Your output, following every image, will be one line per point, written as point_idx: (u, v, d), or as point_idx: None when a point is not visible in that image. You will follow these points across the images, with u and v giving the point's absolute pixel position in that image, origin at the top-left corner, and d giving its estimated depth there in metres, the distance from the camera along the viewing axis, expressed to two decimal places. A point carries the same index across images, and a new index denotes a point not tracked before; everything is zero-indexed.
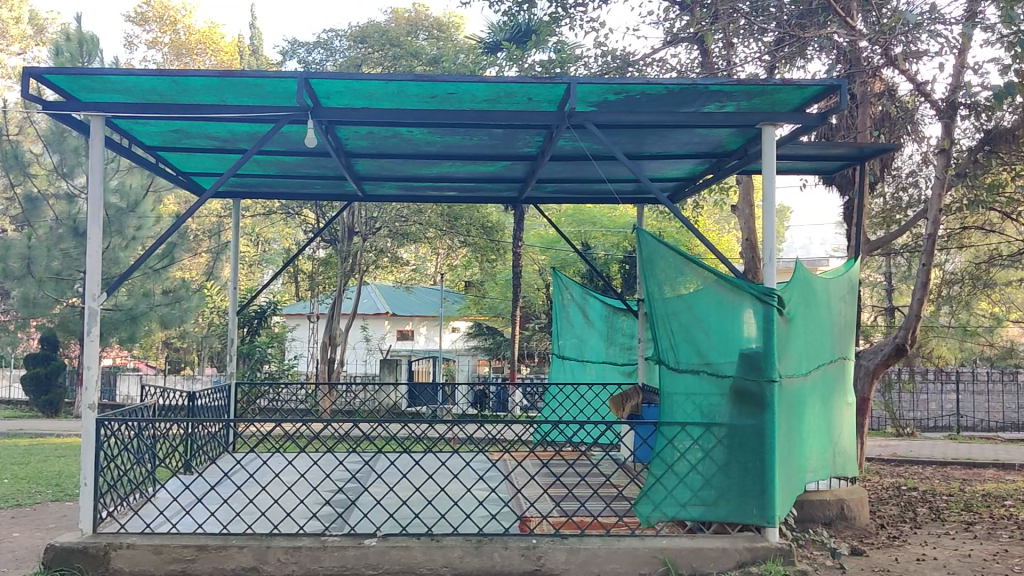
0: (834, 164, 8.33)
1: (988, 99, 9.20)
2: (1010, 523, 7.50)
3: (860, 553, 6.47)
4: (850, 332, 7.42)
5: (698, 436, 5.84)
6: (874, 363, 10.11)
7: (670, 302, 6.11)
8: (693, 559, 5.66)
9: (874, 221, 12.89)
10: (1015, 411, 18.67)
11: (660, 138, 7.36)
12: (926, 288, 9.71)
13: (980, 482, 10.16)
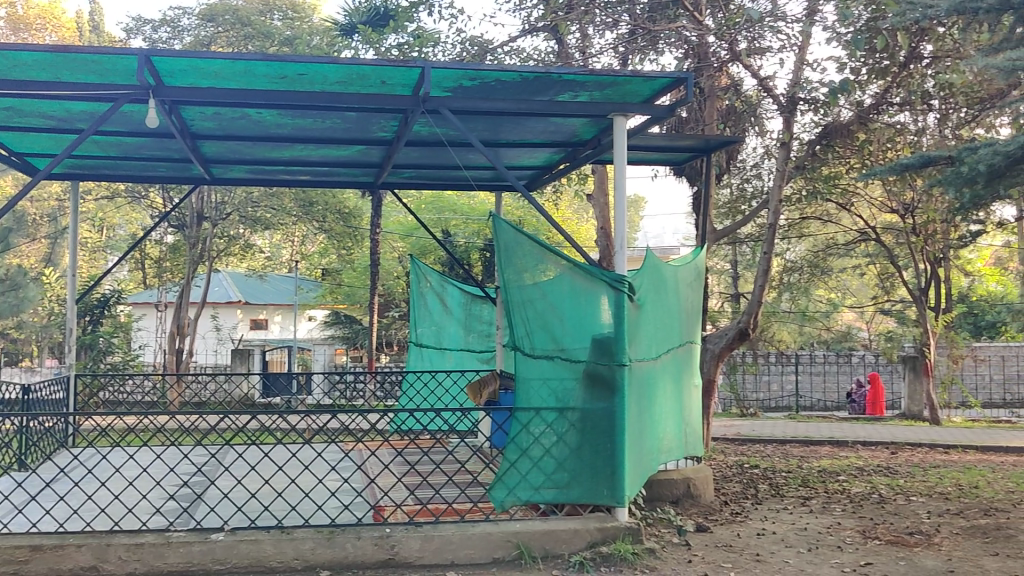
0: (682, 156, 8.56)
1: (824, 95, 9.69)
2: (843, 498, 7.94)
3: (704, 529, 6.71)
4: (697, 316, 7.66)
5: (551, 420, 5.93)
6: (719, 346, 10.43)
7: (526, 290, 6.25)
8: (546, 541, 5.74)
9: (721, 211, 13.35)
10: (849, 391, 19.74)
11: (516, 126, 7.40)
12: (767, 275, 10.12)
13: (816, 459, 10.70)
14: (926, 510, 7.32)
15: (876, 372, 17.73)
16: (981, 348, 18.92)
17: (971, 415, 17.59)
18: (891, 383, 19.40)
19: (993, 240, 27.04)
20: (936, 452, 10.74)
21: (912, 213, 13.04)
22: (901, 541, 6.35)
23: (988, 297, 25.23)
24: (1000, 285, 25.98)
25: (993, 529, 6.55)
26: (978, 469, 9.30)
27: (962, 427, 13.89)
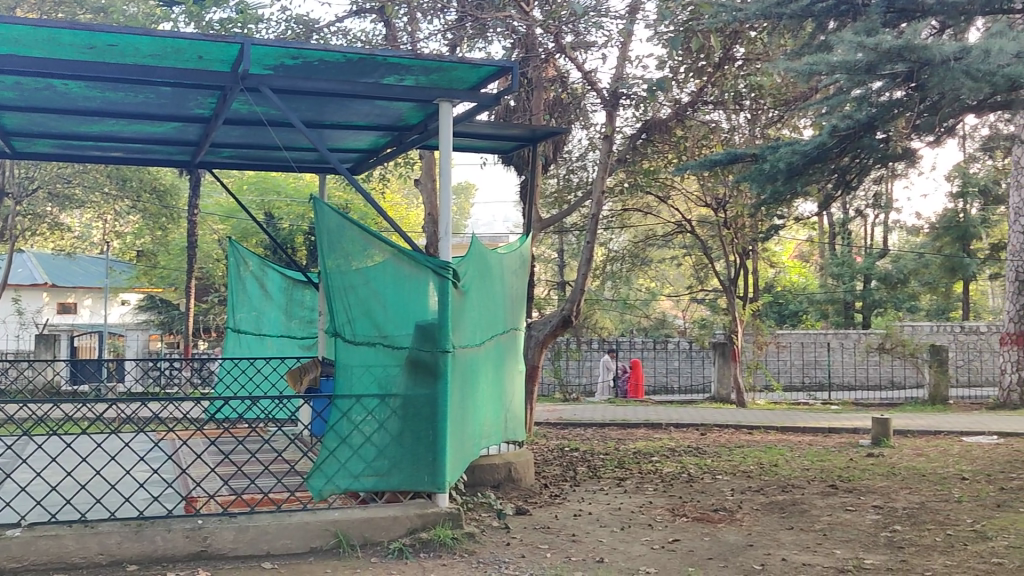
0: (508, 144, 8.66)
1: (644, 91, 10.02)
2: (656, 477, 8.28)
3: (523, 512, 6.84)
4: (521, 304, 7.78)
5: (373, 408, 5.84)
6: (543, 333, 10.52)
7: (349, 274, 6.06)
8: (365, 529, 5.71)
9: (548, 201, 13.58)
10: (664, 374, 20.58)
11: (340, 107, 7.28)
12: (590, 264, 10.35)
13: (632, 441, 11.09)
14: (731, 487, 7.73)
15: (634, 358, 19.10)
16: (784, 336, 20.13)
17: (773, 397, 18.71)
18: (703, 368, 20.38)
19: (797, 236, 28.82)
20: (740, 433, 11.35)
21: (724, 208, 13.70)
22: (707, 518, 6.68)
23: (791, 288, 26.94)
24: (802, 277, 27.73)
25: (789, 504, 7.01)
26: (778, 448, 9.89)
27: (765, 409, 14.77)
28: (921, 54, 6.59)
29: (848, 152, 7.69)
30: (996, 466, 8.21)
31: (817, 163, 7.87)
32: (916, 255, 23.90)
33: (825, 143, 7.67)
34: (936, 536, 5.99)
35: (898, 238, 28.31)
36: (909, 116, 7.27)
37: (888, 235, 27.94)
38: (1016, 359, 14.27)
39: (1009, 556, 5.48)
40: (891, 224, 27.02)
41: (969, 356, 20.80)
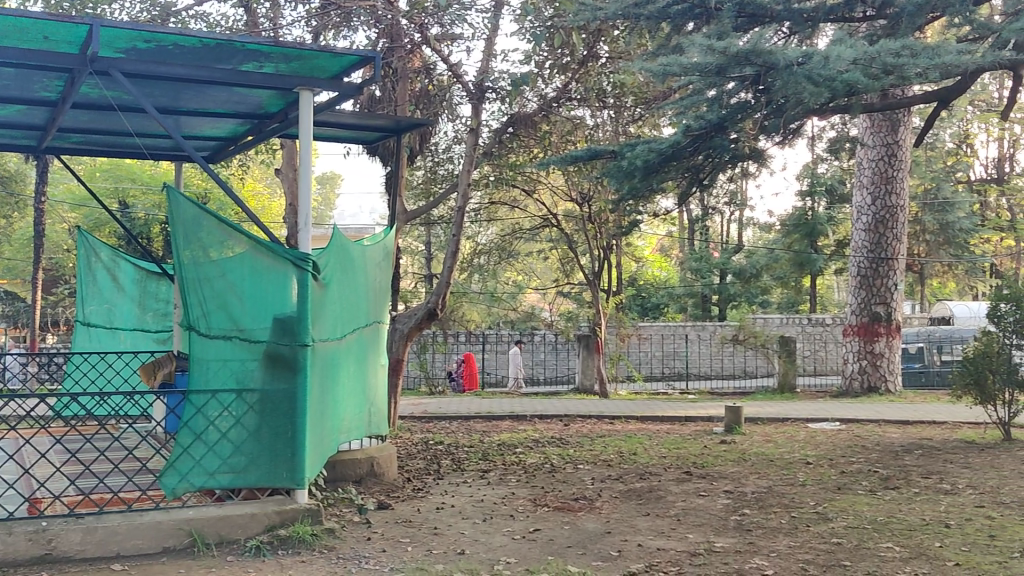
0: (372, 135, 8.58)
1: (508, 86, 10.09)
2: (519, 469, 8.38)
3: (385, 506, 6.81)
4: (384, 296, 7.73)
5: (229, 403, 5.68)
6: (407, 326, 10.42)
7: (204, 266, 5.70)
8: (220, 527, 5.58)
9: (415, 192, 13.51)
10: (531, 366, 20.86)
11: (196, 93, 7.05)
12: (455, 256, 10.33)
13: (496, 433, 11.18)
14: (591, 476, 7.91)
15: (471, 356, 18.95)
16: (645, 328, 20.69)
17: (634, 387, 19.20)
18: (568, 360, 20.73)
19: (659, 230, 29.64)
20: (602, 423, 11.61)
21: (589, 202, 13.95)
22: (568, 507, 6.81)
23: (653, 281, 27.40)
24: (664, 270, 28.47)
25: (646, 491, 7.22)
26: (637, 437, 10.16)
27: (626, 399, 15.14)
28: (767, 58, 6.93)
29: (702, 151, 7.94)
30: (838, 450, 8.68)
31: (672, 161, 8.11)
32: (769, 251, 24.97)
33: (680, 141, 7.93)
34: (781, 518, 6.29)
35: (752, 234, 29.49)
36: (756, 118, 7.59)
37: (743, 231, 29.07)
38: (858, 349, 15.11)
39: (847, 536, 5.81)
40: (747, 221, 28.13)
41: (816, 347, 21.89)
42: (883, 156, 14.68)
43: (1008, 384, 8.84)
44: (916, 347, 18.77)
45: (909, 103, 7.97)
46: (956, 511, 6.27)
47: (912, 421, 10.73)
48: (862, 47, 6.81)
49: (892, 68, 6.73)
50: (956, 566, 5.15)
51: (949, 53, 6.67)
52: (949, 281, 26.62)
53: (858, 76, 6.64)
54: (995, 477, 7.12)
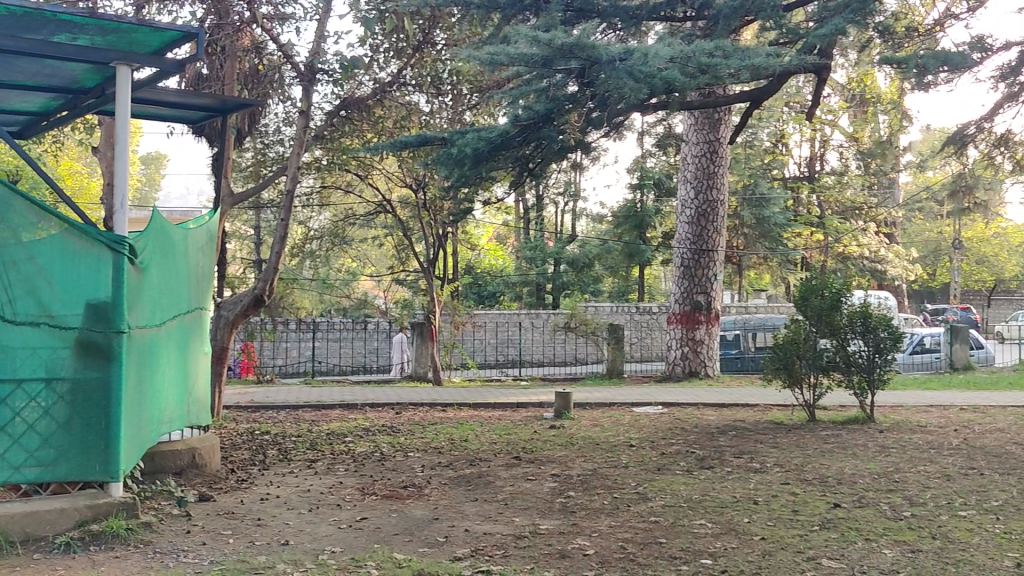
0: (197, 114, 8.28)
1: (341, 69, 9.95)
2: (347, 458, 8.30)
3: (207, 498, 6.61)
4: (206, 281, 7.48)
5: (37, 393, 5.33)
6: (232, 313, 10.05)
7: (9, 248, 5.27)
8: (27, 524, 5.27)
9: (244, 174, 13.11)
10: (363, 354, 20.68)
11: (3, 64, 6.60)
12: (284, 242, 10.10)
13: (325, 422, 11.01)
14: (421, 463, 7.92)
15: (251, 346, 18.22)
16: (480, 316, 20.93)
17: (468, 374, 19.29)
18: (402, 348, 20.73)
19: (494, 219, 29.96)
20: (434, 411, 11.64)
21: (424, 188, 13.94)
22: (396, 495, 6.80)
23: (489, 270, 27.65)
24: (500, 259, 28.75)
25: (475, 477, 7.29)
26: (468, 424, 10.24)
27: (458, 386, 15.24)
28: (590, 53, 7.05)
29: (530, 141, 8.05)
30: (658, 433, 9.05)
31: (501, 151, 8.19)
32: (601, 242, 25.72)
33: (508, 130, 7.96)
34: (604, 499, 6.49)
35: (585, 225, 30.23)
36: (581, 110, 7.79)
37: (577, 222, 29.78)
38: (680, 336, 15.79)
39: (664, 514, 6.05)
40: (580, 211, 28.84)
41: (642, 334, 22.70)
42: (705, 153, 15.34)
43: (813, 368, 9.45)
44: (733, 335, 19.73)
45: (725, 102, 8.35)
46: (765, 488, 6.65)
47: (727, 404, 11.29)
48: (678, 47, 7.08)
49: (706, 68, 7.06)
50: (762, 540, 5.46)
51: (758, 56, 7.08)
52: (764, 273, 28.18)
53: (677, 74, 6.92)
54: (800, 456, 7.59)
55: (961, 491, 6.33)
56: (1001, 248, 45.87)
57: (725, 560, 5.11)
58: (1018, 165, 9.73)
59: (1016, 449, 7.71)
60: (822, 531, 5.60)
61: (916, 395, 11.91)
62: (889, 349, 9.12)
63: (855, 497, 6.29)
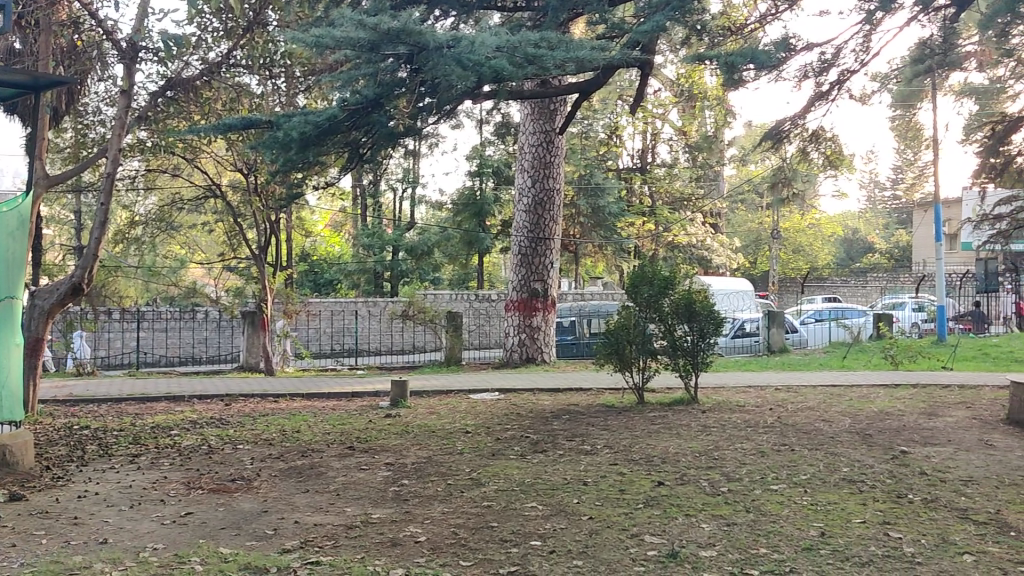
0: (8, 92, 7.77)
1: (165, 48, 9.60)
2: (173, 452, 8.00)
3: (18, 498, 6.24)
4: (19, 268, 7.03)
5: None
6: (48, 303, 9.47)
7: None
8: None
9: (60, 155, 12.39)
10: (190, 345, 20.33)
11: None
12: (105, 227, 9.61)
13: (150, 415, 10.58)
14: (250, 456, 7.73)
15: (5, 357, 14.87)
16: (315, 303, 20.65)
17: (302, 364, 18.95)
18: (231, 338, 20.52)
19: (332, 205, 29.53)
20: (266, 402, 11.39)
21: (255, 173, 13.57)
22: (223, 488, 6.62)
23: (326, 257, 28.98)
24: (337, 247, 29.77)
25: (307, 468, 7.19)
26: (301, 415, 10.07)
27: (291, 376, 14.97)
28: (417, 39, 7.06)
29: (360, 127, 7.94)
30: (494, 419, 9.18)
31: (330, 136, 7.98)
32: (439, 229, 25.77)
33: (336, 115, 7.74)
34: (438, 486, 6.52)
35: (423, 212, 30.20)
36: (411, 95, 7.79)
37: (415, 209, 29.70)
38: (518, 323, 16.01)
39: (496, 498, 6.14)
40: (419, 199, 28.77)
41: (481, 322, 22.95)
42: (541, 143, 15.61)
43: (642, 352, 9.79)
44: (569, 321, 20.18)
45: (554, 93, 8.55)
46: (594, 469, 6.86)
47: (560, 389, 11.57)
48: (505, 36, 7.20)
49: (532, 59, 7.23)
50: (590, 519, 5.63)
51: (581, 49, 7.32)
52: (598, 261, 29.02)
53: (504, 63, 7.05)
54: (628, 436, 7.87)
55: (773, 466, 6.72)
56: (815, 237, 48.86)
57: (554, 541, 5.23)
58: (827, 160, 10.37)
59: (822, 425, 8.25)
60: (646, 508, 5.82)
61: (736, 376, 12.55)
62: (712, 334, 9.58)
63: (678, 474, 6.58)
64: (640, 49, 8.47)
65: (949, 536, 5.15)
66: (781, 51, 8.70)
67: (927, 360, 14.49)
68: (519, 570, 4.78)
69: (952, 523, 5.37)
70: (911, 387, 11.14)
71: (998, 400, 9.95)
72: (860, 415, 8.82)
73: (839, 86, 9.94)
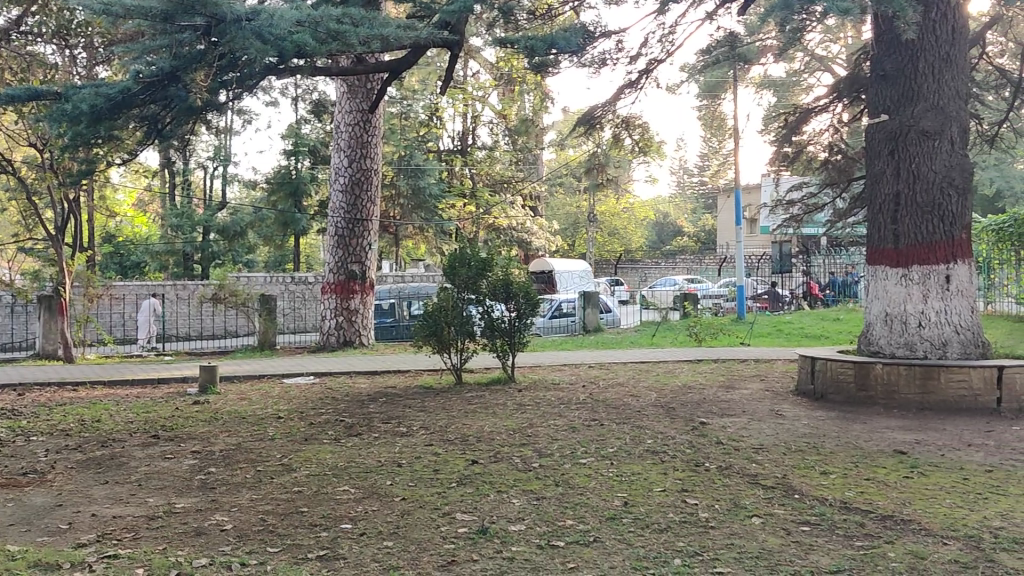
0: None
1: None
2: None
3: None
4: None
5: None
6: None
7: None
8: None
9: None
10: None
11: None
12: None
13: None
14: (45, 448, 7.29)
15: None
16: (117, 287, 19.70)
17: (105, 351, 17.97)
18: (27, 325, 19.16)
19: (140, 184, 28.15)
20: (64, 390, 10.77)
21: (50, 148, 12.75)
22: (13, 483, 6.22)
23: (132, 238, 28.13)
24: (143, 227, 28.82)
25: (107, 459, 6.85)
26: (101, 403, 9.59)
27: (92, 364, 14.20)
28: (213, 10, 6.84)
29: (157, 100, 7.59)
30: (309, 403, 9.05)
31: (123, 110, 7.57)
32: (253, 209, 25.07)
33: (130, 88, 7.39)
34: (247, 473, 6.37)
35: (236, 192, 29.21)
36: (210, 69, 7.53)
37: (226, 188, 28.69)
38: (335, 306, 15.80)
39: (308, 483, 6.06)
40: (232, 177, 27.83)
41: (296, 305, 22.59)
42: (358, 122, 15.47)
43: (461, 334, 9.88)
44: (388, 304, 20.11)
45: (363, 71, 8.42)
46: (409, 450, 6.87)
47: (378, 371, 11.55)
48: (306, 11, 7.19)
49: (335, 35, 7.28)
50: (402, 500, 5.64)
51: (384, 26, 7.48)
52: (418, 243, 29.14)
53: (306, 38, 7.00)
54: (444, 417, 7.93)
55: (583, 440, 6.94)
56: (629, 221, 51.04)
57: (365, 524, 5.21)
58: (637, 146, 10.81)
59: (631, 400, 8.60)
60: (459, 487, 5.88)
61: (551, 355, 12.88)
62: (528, 315, 9.83)
63: (491, 452, 6.69)
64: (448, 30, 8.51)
65: (740, 501, 5.48)
66: (582, 38, 9.03)
67: (728, 337, 15.35)
68: (328, 553, 4.73)
69: (743, 487, 5.71)
70: (712, 361, 11.81)
71: (788, 372, 10.70)
72: (666, 389, 9.26)
73: (647, 75, 10.31)
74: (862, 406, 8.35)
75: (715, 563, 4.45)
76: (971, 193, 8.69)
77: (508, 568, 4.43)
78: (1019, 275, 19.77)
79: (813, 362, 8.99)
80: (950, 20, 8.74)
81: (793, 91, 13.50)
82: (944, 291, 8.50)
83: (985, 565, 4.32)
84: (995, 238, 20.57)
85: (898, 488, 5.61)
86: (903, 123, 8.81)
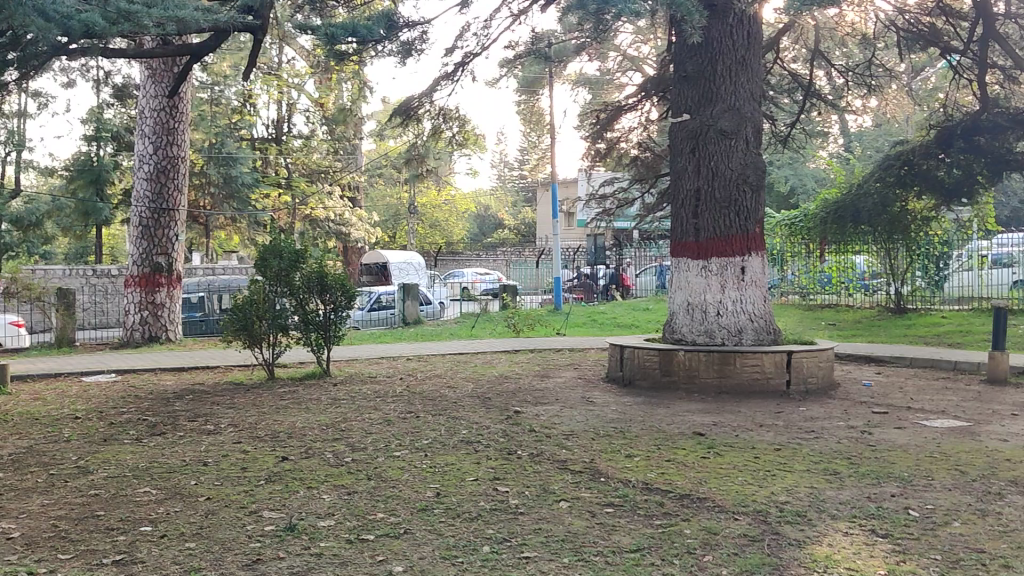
0: None
1: None
2: None
3: None
4: None
5: None
6: None
7: None
8: None
9: None
10: None
11: None
12: None
13: None
14: None
15: None
16: None
17: None
18: None
19: None
20: None
21: None
22: None
23: None
24: None
25: None
26: None
27: None
28: None
29: None
30: (110, 402, 8.64)
31: None
32: (51, 198, 23.80)
33: None
34: (38, 477, 6.02)
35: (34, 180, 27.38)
36: None
37: (20, 174, 26.80)
38: (139, 300, 15.11)
39: (105, 486, 5.78)
40: (29, 164, 26.04)
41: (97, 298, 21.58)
42: (164, 108, 14.86)
43: (273, 328, 9.67)
44: (197, 297, 19.47)
45: (160, 53, 8.07)
46: (216, 449, 6.67)
47: (185, 368, 11.12)
48: None
49: (127, 15, 6.99)
50: (207, 500, 5.49)
51: (180, 7, 7.25)
52: (233, 233, 28.27)
53: (95, 17, 6.70)
54: (254, 414, 7.76)
55: (396, 433, 6.95)
56: (450, 213, 51.57)
57: (166, 525, 5.03)
58: (450, 138, 10.90)
59: (446, 391, 8.67)
60: (267, 484, 5.77)
61: (367, 348, 12.77)
62: (343, 308, 9.75)
63: (302, 448, 6.58)
64: (252, 13, 8.32)
65: (548, 486, 5.64)
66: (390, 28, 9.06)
67: (544, 327, 15.72)
68: (125, 558, 4.54)
69: (551, 473, 5.89)
70: (527, 351, 12.06)
71: (598, 360, 11.07)
72: (481, 380, 9.39)
73: (463, 68, 10.40)
74: (666, 391, 8.76)
75: (523, 548, 4.56)
76: (764, 189, 9.25)
77: (315, 563, 4.40)
78: (810, 266, 21.25)
79: (621, 351, 9.36)
80: (745, 25, 9.28)
81: (605, 88, 13.96)
82: (739, 281, 9.03)
83: (771, 537, 4.62)
84: (789, 232, 22.02)
85: (695, 468, 5.93)
86: (703, 122, 9.25)
